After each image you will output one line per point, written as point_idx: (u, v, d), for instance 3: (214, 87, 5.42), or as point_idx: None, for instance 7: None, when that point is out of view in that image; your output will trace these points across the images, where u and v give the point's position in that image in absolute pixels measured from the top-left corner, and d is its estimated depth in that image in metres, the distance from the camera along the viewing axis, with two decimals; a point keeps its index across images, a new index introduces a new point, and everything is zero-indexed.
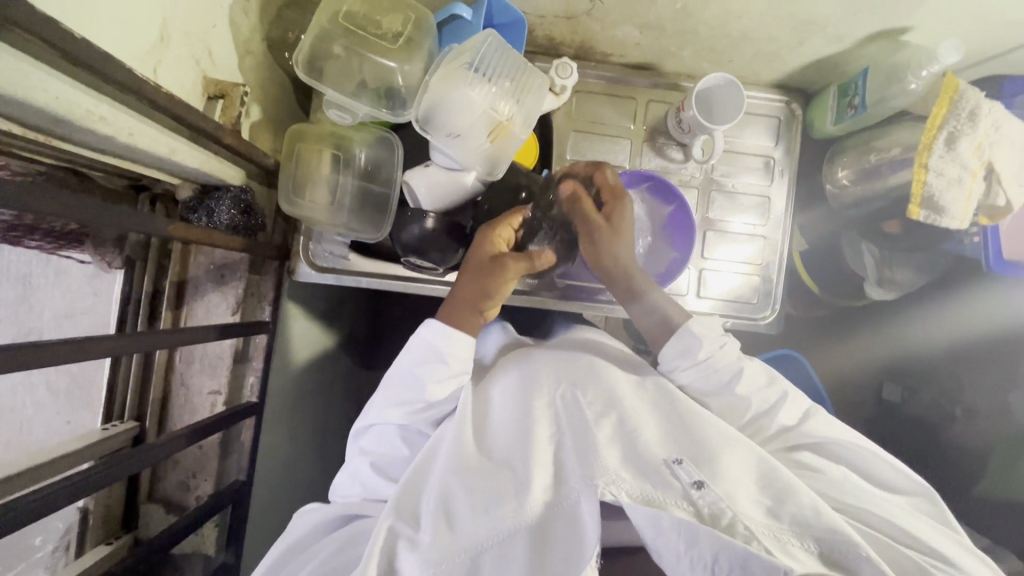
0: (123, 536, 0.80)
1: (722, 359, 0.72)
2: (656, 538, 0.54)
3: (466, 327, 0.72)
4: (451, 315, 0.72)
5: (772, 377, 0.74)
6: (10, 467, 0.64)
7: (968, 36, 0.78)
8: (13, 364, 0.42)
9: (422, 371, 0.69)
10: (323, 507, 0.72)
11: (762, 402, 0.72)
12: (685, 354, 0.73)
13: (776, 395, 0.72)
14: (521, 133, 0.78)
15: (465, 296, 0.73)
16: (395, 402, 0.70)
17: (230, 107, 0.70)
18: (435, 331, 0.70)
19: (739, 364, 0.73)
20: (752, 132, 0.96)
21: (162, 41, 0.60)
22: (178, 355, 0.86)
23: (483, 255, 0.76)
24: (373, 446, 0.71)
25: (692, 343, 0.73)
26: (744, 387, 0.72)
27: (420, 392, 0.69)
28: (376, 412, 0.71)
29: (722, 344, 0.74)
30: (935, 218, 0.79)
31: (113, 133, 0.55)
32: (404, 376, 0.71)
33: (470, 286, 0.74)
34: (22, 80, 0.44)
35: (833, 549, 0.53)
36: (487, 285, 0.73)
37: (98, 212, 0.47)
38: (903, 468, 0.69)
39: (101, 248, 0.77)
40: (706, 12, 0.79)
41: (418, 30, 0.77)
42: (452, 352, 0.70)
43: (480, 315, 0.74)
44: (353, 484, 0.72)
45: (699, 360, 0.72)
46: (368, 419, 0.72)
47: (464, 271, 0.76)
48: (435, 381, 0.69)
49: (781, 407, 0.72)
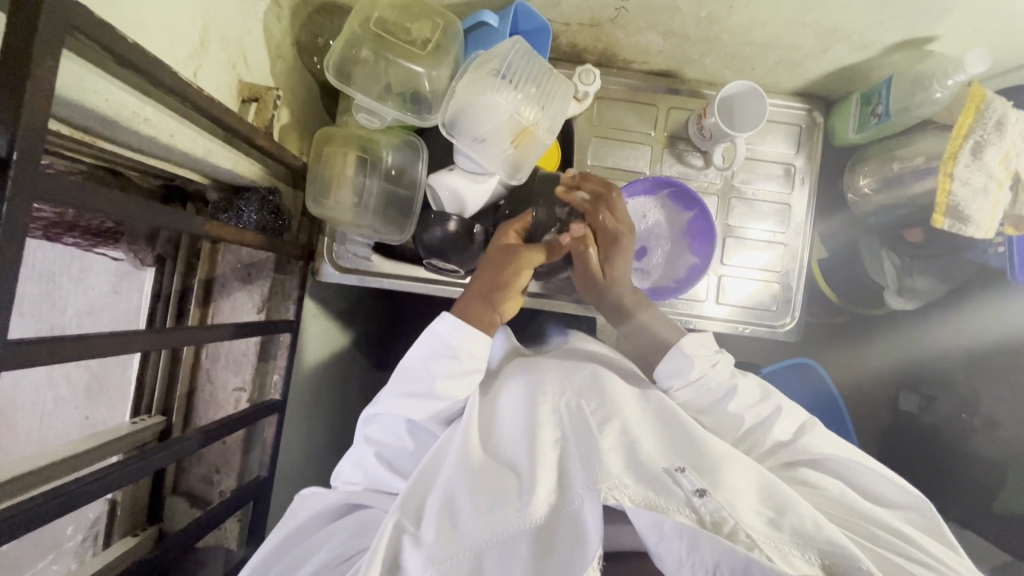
0: (148, 529, 0.82)
1: (715, 377, 0.74)
2: (659, 542, 0.53)
3: (478, 321, 0.72)
4: (467, 310, 0.73)
5: (765, 393, 0.75)
6: (48, 458, 0.66)
7: (994, 46, 0.78)
8: (57, 356, 0.44)
9: (433, 366, 0.70)
10: (325, 493, 0.72)
11: (756, 417, 0.73)
12: (678, 374, 0.74)
13: (769, 409, 0.73)
14: (545, 138, 0.79)
15: (480, 290, 0.74)
16: (408, 395, 0.70)
17: (264, 109, 0.72)
18: (451, 325, 0.70)
19: (733, 382, 0.74)
20: (772, 139, 0.96)
21: (201, 45, 0.62)
22: (205, 352, 0.88)
23: (499, 250, 0.77)
24: (379, 435, 0.72)
25: (684, 364, 0.74)
26: (740, 403, 0.73)
27: (430, 387, 0.69)
28: (384, 402, 0.71)
29: (715, 362, 0.75)
30: (960, 227, 0.79)
31: (154, 134, 0.57)
32: (415, 368, 0.71)
33: (486, 281, 0.74)
34: (77, 83, 0.46)
35: (837, 559, 0.50)
36: (505, 277, 0.75)
37: (144, 211, 0.48)
38: (892, 478, 0.67)
39: (135, 246, 0.80)
40: (730, 20, 0.80)
41: (446, 37, 0.78)
42: (467, 348, 0.70)
43: (495, 308, 0.74)
44: (355, 474, 0.72)
45: (692, 379, 0.74)
46: (377, 408, 0.72)
47: (479, 267, 0.77)
48: (446, 376, 0.69)
49: (775, 421, 0.72)
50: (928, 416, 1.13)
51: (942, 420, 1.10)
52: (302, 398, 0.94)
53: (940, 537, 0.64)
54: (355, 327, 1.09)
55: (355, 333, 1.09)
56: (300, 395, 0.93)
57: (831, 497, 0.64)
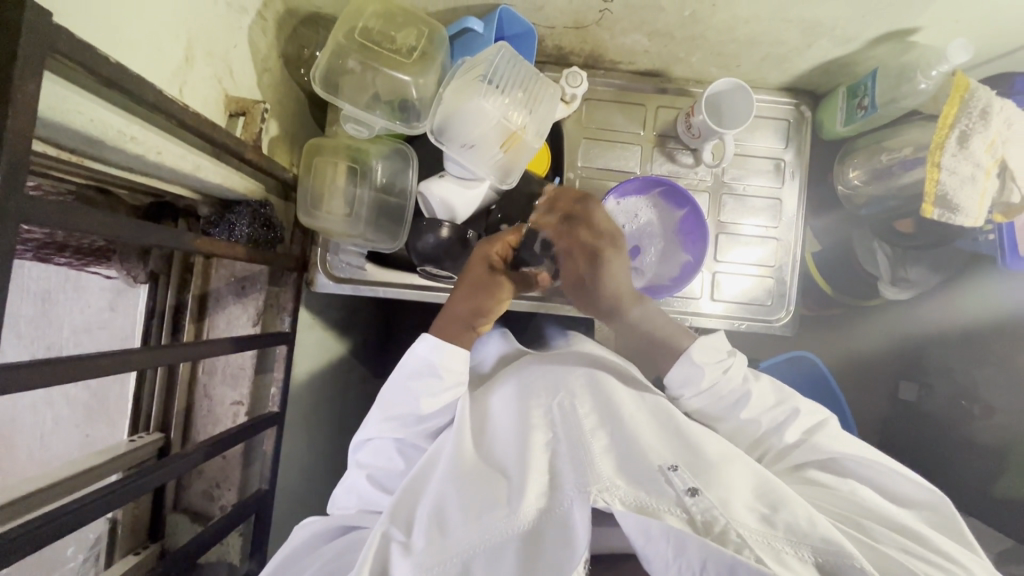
0: (150, 547, 0.82)
1: (728, 383, 0.74)
2: (646, 544, 0.53)
3: (459, 341, 0.72)
4: (444, 328, 0.72)
5: (780, 396, 0.75)
6: (47, 479, 0.66)
7: (976, 36, 0.79)
8: (54, 377, 0.44)
9: (417, 385, 0.69)
10: (317, 519, 0.71)
11: (771, 421, 0.73)
12: (688, 383, 0.75)
13: (785, 413, 0.73)
14: (534, 142, 0.79)
15: (459, 314, 0.72)
16: (392, 416, 0.70)
17: (252, 122, 0.72)
18: (430, 345, 0.69)
19: (746, 387, 0.74)
20: (761, 135, 0.96)
21: (186, 61, 0.62)
22: (200, 368, 0.88)
23: (478, 273, 0.74)
24: (369, 459, 0.71)
25: (694, 372, 0.75)
26: (754, 409, 0.73)
27: (414, 406, 0.69)
28: (372, 425, 0.71)
29: (727, 368, 0.75)
30: (949, 216, 0.80)
31: (141, 151, 0.57)
32: (396, 391, 0.70)
33: (465, 304, 0.73)
34: (62, 106, 0.46)
35: (827, 556, 0.51)
36: (483, 301, 0.73)
37: (132, 229, 0.48)
38: (909, 476, 0.67)
39: (128, 263, 0.79)
40: (714, 17, 0.80)
41: (431, 44, 0.79)
42: (447, 366, 0.70)
43: (474, 330, 0.74)
44: (348, 497, 0.72)
45: (703, 388, 0.75)
46: (366, 433, 0.72)
47: (456, 287, 0.75)
48: (429, 395, 0.69)
49: (788, 425, 0.72)
50: (928, 405, 1.13)
51: (942, 409, 1.10)
52: (301, 409, 0.94)
53: (958, 536, 0.63)
54: (352, 336, 1.09)
55: (354, 343, 1.09)
56: (299, 406, 0.93)
57: (842, 495, 0.64)
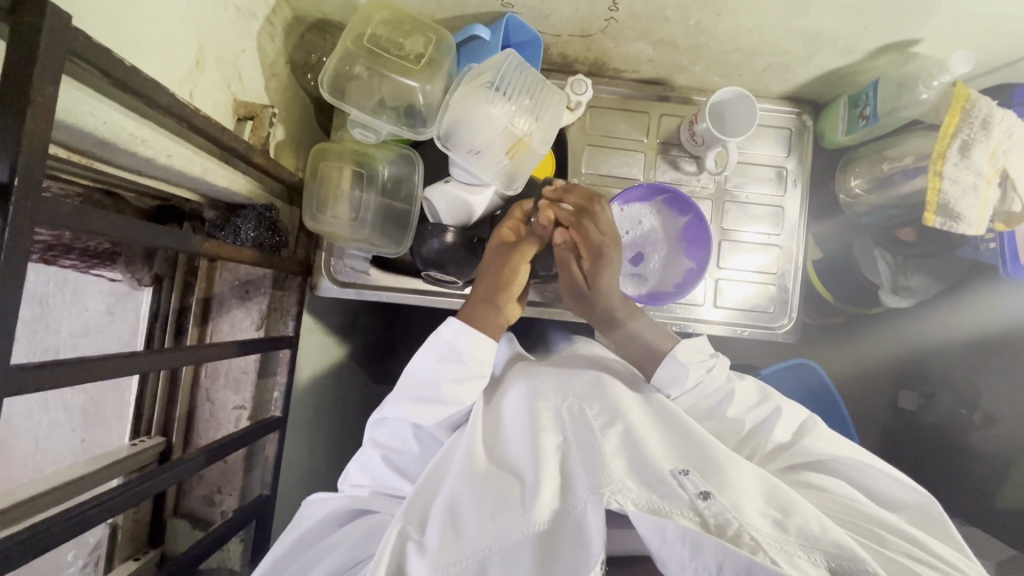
0: (150, 552, 0.81)
1: (711, 381, 0.75)
2: (662, 546, 0.53)
3: (486, 324, 0.74)
4: (471, 310, 0.75)
5: (763, 395, 0.76)
6: (47, 483, 0.65)
7: (977, 47, 0.80)
8: (62, 379, 0.44)
9: (440, 369, 0.69)
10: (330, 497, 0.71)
11: (754, 420, 0.73)
12: (674, 381, 0.74)
13: (768, 412, 0.74)
14: (540, 147, 0.80)
15: (484, 294, 0.76)
16: (415, 399, 0.69)
17: (259, 127, 0.73)
18: (455, 329, 0.70)
19: (729, 386, 0.75)
20: (764, 144, 0.97)
21: (196, 66, 0.62)
22: (203, 372, 0.88)
23: (499, 255, 0.78)
24: (385, 439, 0.71)
25: (678, 371, 0.74)
26: (736, 408, 0.74)
27: (437, 391, 0.69)
28: (392, 405, 0.71)
29: (709, 367, 0.76)
30: (951, 225, 0.80)
31: (151, 154, 0.57)
32: (421, 371, 0.70)
33: (489, 286, 0.77)
34: (74, 107, 0.46)
35: (843, 559, 0.50)
36: (507, 283, 0.77)
37: (141, 231, 0.48)
38: (899, 481, 0.67)
39: (133, 266, 0.80)
40: (717, 28, 0.81)
41: (438, 50, 0.79)
42: (473, 354, 0.70)
43: (500, 311, 0.76)
44: (363, 476, 0.71)
45: (689, 386, 0.75)
46: (383, 412, 0.71)
47: (483, 271, 0.79)
48: (453, 380, 0.69)
49: (774, 424, 0.72)
50: (929, 414, 1.14)
51: (943, 418, 1.10)
52: (303, 414, 0.93)
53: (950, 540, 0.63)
54: (354, 342, 1.09)
55: (355, 348, 1.09)
56: (301, 411, 0.93)
57: (835, 498, 0.64)
